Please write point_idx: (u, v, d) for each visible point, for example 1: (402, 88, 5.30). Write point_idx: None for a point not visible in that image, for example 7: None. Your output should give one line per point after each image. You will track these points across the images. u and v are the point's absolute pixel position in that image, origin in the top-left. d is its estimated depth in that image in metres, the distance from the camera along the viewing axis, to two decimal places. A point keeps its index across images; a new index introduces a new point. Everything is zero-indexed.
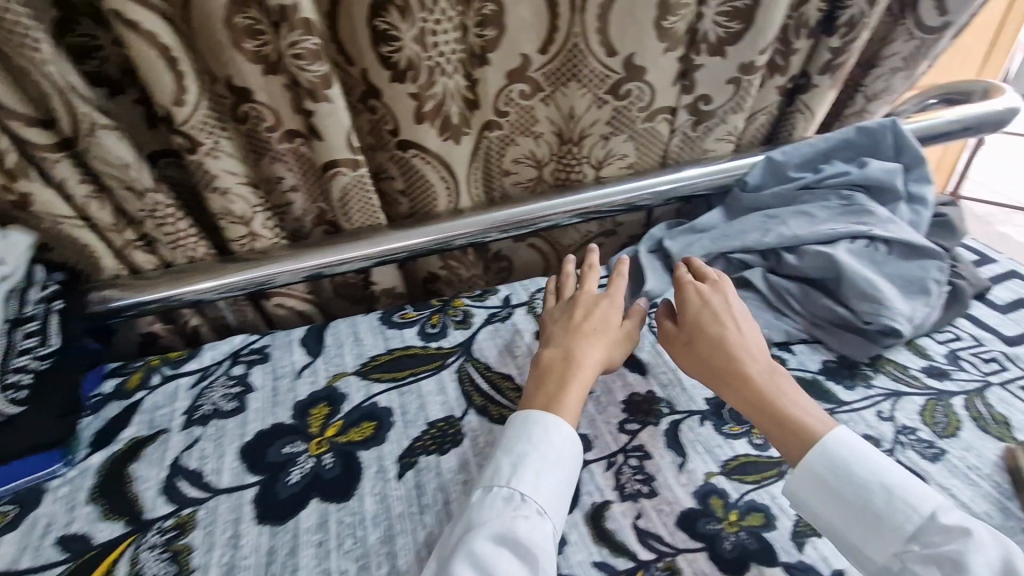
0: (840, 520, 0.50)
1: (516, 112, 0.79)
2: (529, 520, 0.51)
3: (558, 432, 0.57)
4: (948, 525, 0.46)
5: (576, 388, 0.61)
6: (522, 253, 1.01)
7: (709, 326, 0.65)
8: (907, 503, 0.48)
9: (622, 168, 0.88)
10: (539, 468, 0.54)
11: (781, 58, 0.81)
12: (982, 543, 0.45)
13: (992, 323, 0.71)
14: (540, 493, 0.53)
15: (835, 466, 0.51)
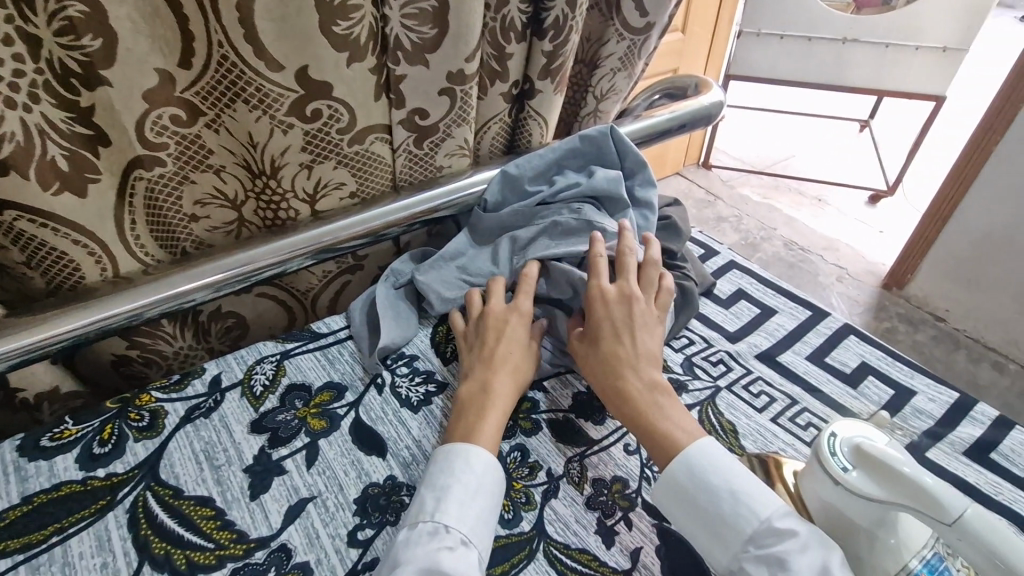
0: (696, 527, 0.49)
1: (175, 144, 0.60)
2: (460, 555, 0.46)
3: (485, 462, 0.52)
4: (783, 529, 0.44)
5: (496, 413, 0.57)
6: (251, 308, 0.82)
7: (609, 340, 0.60)
8: (750, 506, 0.46)
9: (344, 198, 0.74)
10: (462, 502, 0.49)
11: (496, 63, 0.73)
12: (814, 549, 0.43)
13: (717, 321, 0.73)
14: (464, 524, 0.48)
15: (696, 477, 0.49)
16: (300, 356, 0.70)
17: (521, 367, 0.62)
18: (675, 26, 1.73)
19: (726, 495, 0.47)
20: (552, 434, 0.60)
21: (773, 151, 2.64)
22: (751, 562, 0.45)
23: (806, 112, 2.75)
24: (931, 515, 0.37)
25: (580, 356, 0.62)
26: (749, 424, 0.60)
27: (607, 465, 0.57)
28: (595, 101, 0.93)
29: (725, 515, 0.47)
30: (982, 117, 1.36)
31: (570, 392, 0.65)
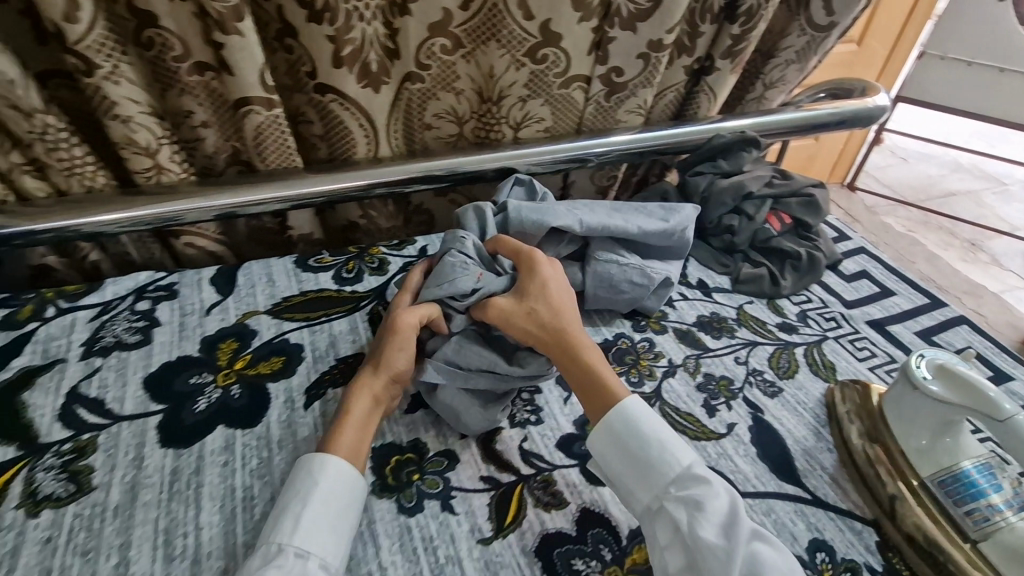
0: (626, 471, 0.56)
1: (436, 67, 0.82)
2: (298, 567, 0.48)
3: (342, 474, 0.53)
4: (698, 476, 0.54)
5: (353, 425, 0.58)
6: (443, 208, 1.04)
7: (549, 295, 0.65)
8: (675, 454, 0.56)
9: (539, 132, 0.92)
10: (301, 515, 0.51)
11: (688, 38, 0.88)
12: (723, 502, 0.52)
13: (838, 289, 0.83)
14: (303, 539, 0.49)
15: (628, 423, 0.58)
16: None
17: (399, 373, 0.62)
18: (851, 37, 1.74)
19: (651, 441, 0.56)
20: (676, 336, 0.75)
21: (930, 184, 2.50)
22: (671, 502, 0.53)
23: (980, 151, 2.56)
24: (987, 412, 0.50)
25: (500, 323, 0.63)
26: (848, 367, 0.71)
27: (719, 366, 0.71)
28: (762, 88, 1.05)
29: (654, 459, 0.55)
30: None
31: (697, 311, 0.79)
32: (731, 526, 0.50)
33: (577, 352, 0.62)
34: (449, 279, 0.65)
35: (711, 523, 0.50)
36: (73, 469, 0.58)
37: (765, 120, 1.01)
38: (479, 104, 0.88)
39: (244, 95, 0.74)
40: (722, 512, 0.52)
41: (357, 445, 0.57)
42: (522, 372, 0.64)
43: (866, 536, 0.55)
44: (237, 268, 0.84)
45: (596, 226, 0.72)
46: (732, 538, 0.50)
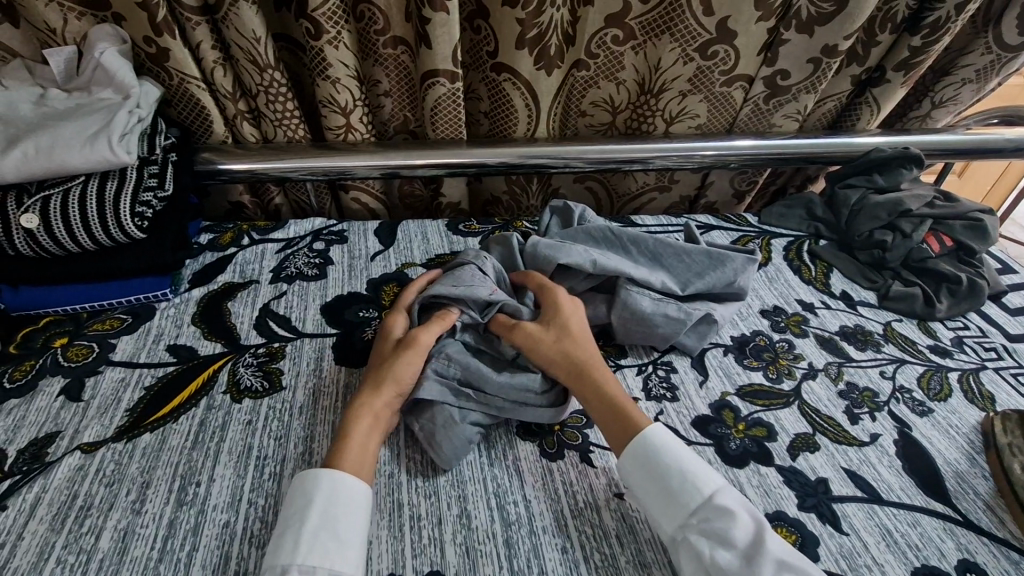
0: (652, 499, 0.53)
1: (604, 56, 0.86)
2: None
3: (338, 487, 0.51)
4: (722, 506, 0.50)
5: (357, 443, 0.55)
6: (578, 195, 1.08)
7: (572, 333, 0.65)
8: (696, 484, 0.52)
9: (690, 128, 0.94)
10: (306, 534, 0.48)
11: (862, 47, 0.86)
12: (754, 546, 0.48)
13: (1000, 321, 0.78)
14: (309, 555, 0.46)
15: (652, 450, 0.55)
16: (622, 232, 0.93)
17: (393, 390, 0.59)
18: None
19: (672, 474, 0.53)
20: (817, 341, 0.74)
21: None
22: (694, 534, 0.50)
23: None
24: None
25: (529, 350, 0.63)
26: (1010, 399, 0.68)
27: (863, 377, 0.70)
28: (929, 106, 1.00)
29: (675, 487, 0.53)
30: None
31: (840, 321, 0.77)
32: (753, 555, 0.47)
33: (601, 389, 0.60)
34: (465, 284, 0.67)
35: (741, 560, 0.47)
36: (267, 369, 0.68)
37: (929, 139, 0.96)
38: (636, 96, 0.91)
39: (433, 66, 0.82)
40: (746, 543, 0.48)
41: (362, 452, 0.55)
42: (542, 397, 0.62)
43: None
44: (396, 224, 0.93)
45: (613, 270, 0.70)
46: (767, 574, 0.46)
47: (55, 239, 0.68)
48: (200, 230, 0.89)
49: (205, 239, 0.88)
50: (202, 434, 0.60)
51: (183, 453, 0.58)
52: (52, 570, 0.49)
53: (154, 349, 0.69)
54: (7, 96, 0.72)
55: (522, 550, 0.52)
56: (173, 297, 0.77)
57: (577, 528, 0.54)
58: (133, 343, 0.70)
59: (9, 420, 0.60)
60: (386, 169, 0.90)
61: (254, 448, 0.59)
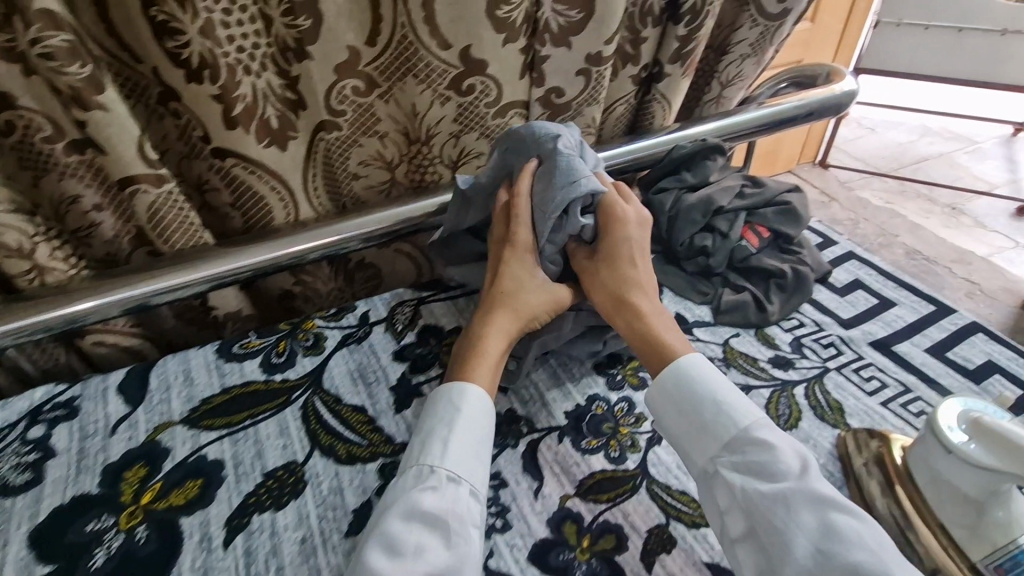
0: (679, 427, 0.56)
1: (352, 111, 0.72)
2: (453, 491, 0.51)
3: (479, 405, 0.56)
4: (757, 438, 0.52)
5: (488, 366, 0.60)
6: (390, 260, 0.94)
7: (623, 264, 0.66)
8: (736, 415, 0.54)
9: (479, 168, 0.82)
10: (448, 438, 0.54)
11: (631, 46, 0.78)
12: (789, 466, 0.50)
13: (831, 307, 0.74)
14: (449, 462, 0.52)
15: (685, 386, 0.56)
16: (434, 303, 0.80)
17: (527, 310, 0.65)
18: (807, 14, 1.67)
19: (711, 406, 0.54)
20: None
21: (903, 150, 2.44)
22: (728, 469, 0.52)
23: (947, 113, 2.51)
24: None
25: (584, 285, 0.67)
26: (857, 405, 0.62)
27: None
28: (720, 86, 0.96)
29: (710, 422, 0.54)
30: None
31: None
32: (820, 500, 0.47)
33: (638, 318, 0.63)
34: (552, 201, 0.64)
35: (774, 490, 0.49)
36: None
37: (725, 123, 0.92)
38: (408, 147, 0.78)
39: (126, 172, 0.63)
40: (794, 473, 0.49)
41: (501, 349, 0.62)
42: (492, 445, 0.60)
43: None
44: (148, 368, 0.73)
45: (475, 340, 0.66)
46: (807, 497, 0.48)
47: None
48: None
49: None
50: None
51: None
52: None
53: None
54: None
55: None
56: None
57: None
58: None
59: None
60: (126, 302, 0.69)
61: None
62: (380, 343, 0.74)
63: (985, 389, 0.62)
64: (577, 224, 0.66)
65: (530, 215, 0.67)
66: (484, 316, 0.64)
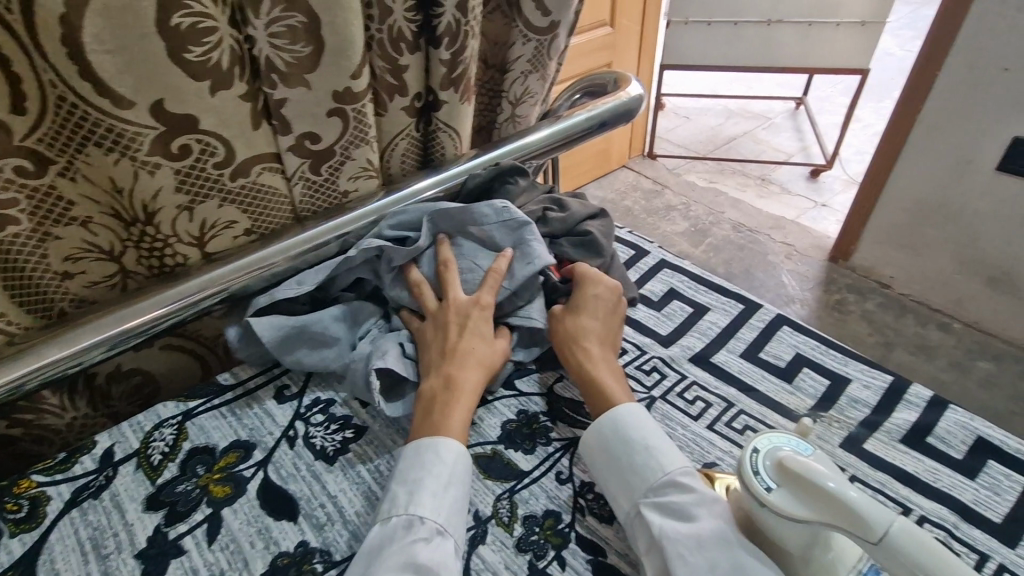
0: (607, 470, 0.52)
1: (25, 198, 0.54)
2: (435, 546, 0.47)
3: (458, 455, 0.52)
4: (682, 482, 0.48)
5: (463, 407, 0.56)
6: (158, 363, 0.75)
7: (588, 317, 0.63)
8: (674, 454, 0.50)
9: (238, 237, 0.68)
10: (438, 491, 0.50)
11: (392, 76, 0.69)
12: (710, 504, 0.46)
13: (650, 325, 0.70)
14: (440, 514, 0.48)
15: (620, 432, 0.52)
16: (203, 414, 0.63)
17: (490, 361, 0.60)
18: (605, 19, 1.72)
19: (639, 443, 0.51)
20: (480, 470, 0.56)
21: (715, 134, 2.67)
22: (647, 509, 0.48)
23: (742, 96, 2.79)
24: (858, 534, 0.35)
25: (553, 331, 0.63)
26: (684, 434, 0.57)
27: (539, 499, 0.54)
28: (511, 105, 0.90)
29: (639, 465, 0.50)
30: (896, 105, 1.39)
31: (497, 421, 0.60)
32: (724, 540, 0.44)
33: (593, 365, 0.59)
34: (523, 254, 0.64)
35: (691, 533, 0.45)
36: None
37: (520, 144, 0.86)
38: (130, 229, 0.61)
39: None
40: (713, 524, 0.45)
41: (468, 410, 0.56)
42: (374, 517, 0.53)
43: None
44: None
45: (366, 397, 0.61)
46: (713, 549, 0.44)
47: None
48: None
49: None
50: None
51: None
52: None
53: None
54: None
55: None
56: None
57: None
58: None
59: None
60: None
61: None
62: (125, 489, 0.57)
63: (797, 387, 0.61)
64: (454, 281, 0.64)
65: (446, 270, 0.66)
66: (448, 366, 0.58)
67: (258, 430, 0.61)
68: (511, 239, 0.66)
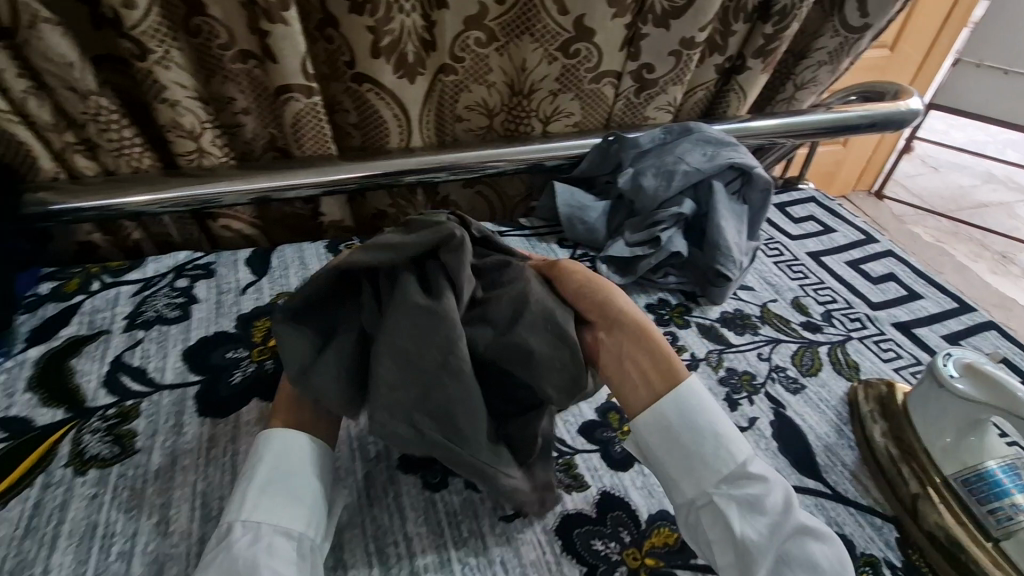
0: (670, 462, 0.52)
1: (471, 59, 0.83)
2: (250, 537, 0.46)
3: (279, 444, 0.52)
4: (755, 475, 0.50)
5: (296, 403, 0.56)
6: (471, 200, 1.05)
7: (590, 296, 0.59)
8: (726, 440, 0.52)
9: (568, 126, 0.93)
10: (247, 488, 0.49)
11: (720, 37, 0.88)
12: (777, 485, 0.50)
13: (863, 290, 0.83)
14: (253, 511, 0.48)
15: (680, 409, 0.52)
16: (511, 236, 0.91)
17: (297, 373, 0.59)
18: (889, 42, 1.71)
19: (705, 433, 0.51)
20: (700, 332, 0.76)
21: (960, 193, 2.45)
22: (723, 500, 0.50)
23: (1011, 163, 2.50)
24: (1014, 410, 0.52)
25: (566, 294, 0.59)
26: (873, 366, 0.71)
27: (741, 361, 0.72)
28: (793, 89, 1.04)
29: (712, 459, 0.51)
30: None
31: (717, 309, 0.79)
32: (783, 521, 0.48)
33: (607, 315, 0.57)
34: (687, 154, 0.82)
35: (766, 526, 0.48)
36: (119, 432, 0.62)
37: (791, 121, 1.00)
38: (509, 97, 0.90)
39: (286, 81, 0.76)
40: (776, 510, 0.49)
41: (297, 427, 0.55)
42: None
43: (874, 527, 0.56)
44: (274, 251, 0.87)
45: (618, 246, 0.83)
46: (778, 540, 0.48)
47: None
48: (40, 279, 0.79)
49: (46, 288, 0.78)
50: (36, 518, 0.54)
51: (10, 543, 0.52)
52: None
53: None
54: None
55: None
56: (4, 359, 0.69)
57: (462, 560, 0.52)
58: None
59: None
60: (256, 195, 0.83)
61: (101, 525, 0.54)
62: None
63: None
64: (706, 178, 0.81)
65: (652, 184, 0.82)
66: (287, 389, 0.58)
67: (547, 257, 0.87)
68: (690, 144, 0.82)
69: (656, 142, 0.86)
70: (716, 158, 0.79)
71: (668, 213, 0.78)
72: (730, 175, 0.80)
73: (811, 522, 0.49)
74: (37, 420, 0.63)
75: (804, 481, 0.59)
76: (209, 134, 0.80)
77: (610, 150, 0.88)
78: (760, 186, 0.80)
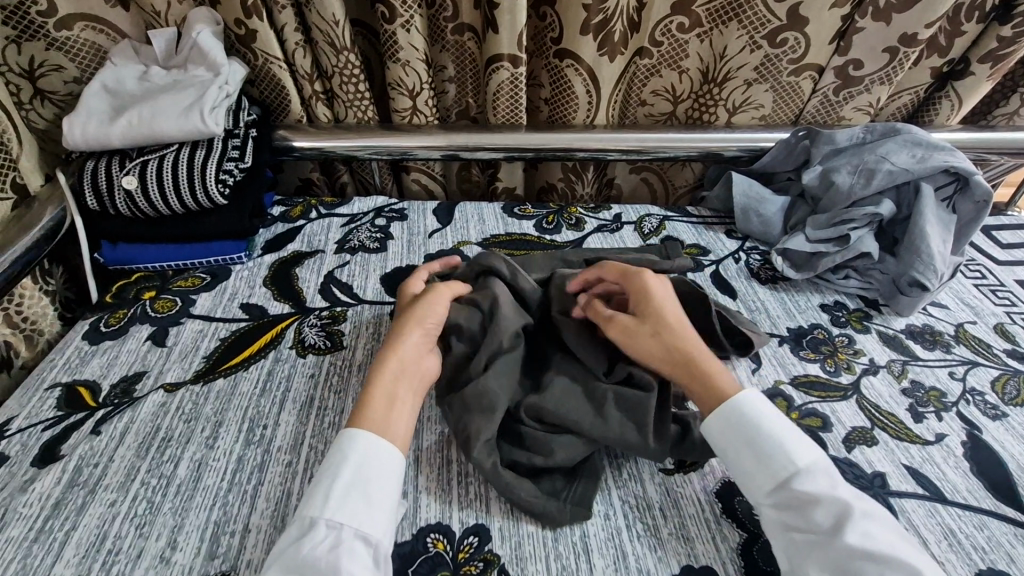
0: (730, 463, 0.53)
1: (668, 44, 0.86)
2: (332, 539, 0.45)
3: (366, 449, 0.50)
4: (803, 494, 0.48)
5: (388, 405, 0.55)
6: (634, 185, 1.08)
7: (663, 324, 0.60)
8: (787, 457, 0.50)
9: (754, 119, 0.94)
10: (334, 490, 0.48)
11: (945, 37, 0.83)
12: (832, 503, 0.47)
13: None
14: (338, 512, 0.46)
15: (739, 418, 0.53)
16: (678, 221, 0.92)
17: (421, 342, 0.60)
18: None
19: (756, 448, 0.51)
20: (880, 339, 0.71)
21: None
22: (774, 516, 0.49)
23: None
24: None
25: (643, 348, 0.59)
26: None
27: (929, 376, 0.66)
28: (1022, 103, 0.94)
29: (758, 462, 0.51)
30: None
31: (906, 323, 0.74)
32: (828, 541, 0.45)
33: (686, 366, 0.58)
34: (894, 152, 0.77)
35: (811, 542, 0.46)
36: (331, 330, 0.73)
37: (1017, 136, 0.89)
38: (699, 83, 0.92)
39: (499, 51, 0.83)
40: (826, 527, 0.46)
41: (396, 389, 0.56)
42: (781, 321, 0.73)
43: None
44: (459, 207, 0.96)
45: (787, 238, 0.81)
46: (825, 556, 0.44)
47: (147, 201, 0.77)
48: (273, 203, 0.95)
49: (277, 211, 0.93)
50: (269, 384, 0.65)
51: (251, 398, 0.64)
52: (137, 489, 0.55)
53: (241, 304, 0.76)
54: (114, 72, 0.80)
55: (569, 527, 0.52)
56: (247, 260, 0.84)
57: (621, 498, 0.55)
58: (202, 308, 0.76)
59: (104, 358, 0.69)
60: (448, 151, 0.91)
61: (315, 400, 0.64)
62: (628, 236, 0.88)
63: None
64: (917, 183, 0.76)
65: (849, 182, 0.78)
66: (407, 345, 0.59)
67: (714, 244, 0.87)
68: (899, 143, 0.78)
69: (857, 137, 0.82)
70: (928, 160, 0.75)
71: (862, 212, 0.76)
72: (942, 180, 0.76)
73: (878, 545, 0.44)
74: (270, 308, 0.76)
75: (1002, 507, 0.54)
76: (425, 94, 0.91)
77: (798, 145, 0.86)
78: (975, 201, 0.74)
